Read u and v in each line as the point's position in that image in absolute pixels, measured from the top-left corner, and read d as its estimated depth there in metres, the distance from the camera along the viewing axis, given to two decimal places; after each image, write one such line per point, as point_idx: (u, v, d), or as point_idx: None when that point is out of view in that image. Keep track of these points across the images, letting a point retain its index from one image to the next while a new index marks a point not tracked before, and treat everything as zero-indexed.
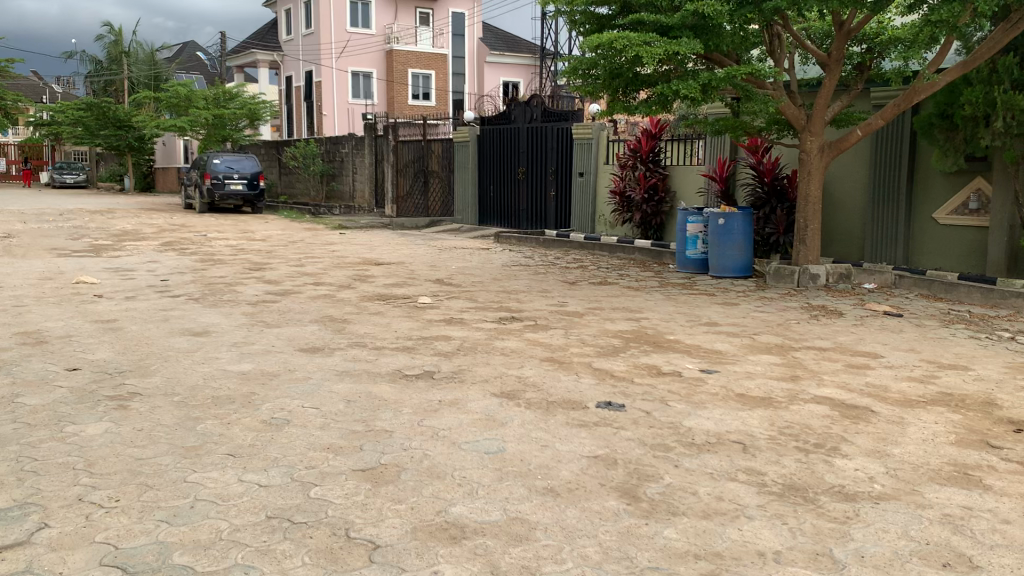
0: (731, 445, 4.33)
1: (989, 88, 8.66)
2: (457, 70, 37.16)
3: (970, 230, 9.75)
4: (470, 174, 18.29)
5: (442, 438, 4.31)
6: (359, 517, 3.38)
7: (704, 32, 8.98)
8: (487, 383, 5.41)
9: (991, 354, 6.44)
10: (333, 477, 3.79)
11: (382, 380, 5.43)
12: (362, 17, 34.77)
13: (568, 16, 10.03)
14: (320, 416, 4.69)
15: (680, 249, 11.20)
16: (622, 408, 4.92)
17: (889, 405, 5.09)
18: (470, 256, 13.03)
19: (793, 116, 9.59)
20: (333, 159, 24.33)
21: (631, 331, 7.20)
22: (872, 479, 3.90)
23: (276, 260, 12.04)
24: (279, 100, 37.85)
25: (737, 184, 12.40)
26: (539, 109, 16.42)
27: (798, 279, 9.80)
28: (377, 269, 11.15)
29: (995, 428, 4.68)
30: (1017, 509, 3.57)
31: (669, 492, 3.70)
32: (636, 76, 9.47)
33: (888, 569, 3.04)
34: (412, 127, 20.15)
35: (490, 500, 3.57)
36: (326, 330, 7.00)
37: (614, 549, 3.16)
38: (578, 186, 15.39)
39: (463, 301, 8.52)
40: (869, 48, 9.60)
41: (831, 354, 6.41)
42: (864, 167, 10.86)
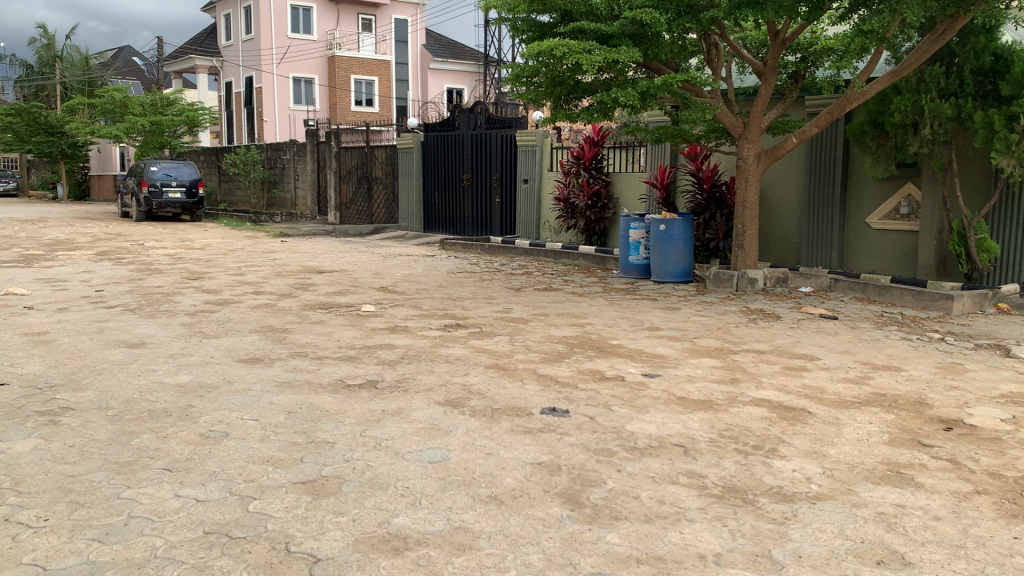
0: (673, 448, 4.37)
1: (917, 96, 8.93)
2: (400, 77, 37.07)
3: (901, 234, 10.02)
4: (414, 180, 18.19)
5: (384, 448, 4.28)
6: (300, 531, 3.33)
7: (643, 40, 9.12)
8: (431, 391, 5.38)
9: (923, 356, 6.63)
10: (273, 491, 3.73)
11: (323, 391, 5.36)
12: (303, 23, 34.28)
13: (510, 23, 10.04)
14: (259, 428, 4.61)
15: (623, 255, 11.30)
16: (566, 414, 4.94)
17: (826, 406, 5.20)
18: (415, 264, 12.95)
19: (730, 124, 9.76)
20: (274, 166, 24.08)
21: (576, 337, 7.23)
22: (809, 479, 3.97)
23: (214, 270, 11.81)
24: (219, 105, 37.22)
25: (678, 192, 12.60)
26: (482, 116, 16.44)
27: (736, 283, 9.94)
28: (319, 277, 11.03)
29: (926, 427, 4.81)
30: (948, 506, 3.68)
31: (612, 497, 3.72)
32: (577, 83, 9.55)
33: (825, 568, 3.09)
34: (355, 134, 20.04)
35: (433, 510, 3.54)
36: (266, 340, 6.90)
37: (557, 556, 3.16)
38: (522, 192, 15.44)
39: (408, 309, 8.47)
40: (803, 58, 9.81)
41: (769, 357, 6.53)
42: (799, 173, 11.11)
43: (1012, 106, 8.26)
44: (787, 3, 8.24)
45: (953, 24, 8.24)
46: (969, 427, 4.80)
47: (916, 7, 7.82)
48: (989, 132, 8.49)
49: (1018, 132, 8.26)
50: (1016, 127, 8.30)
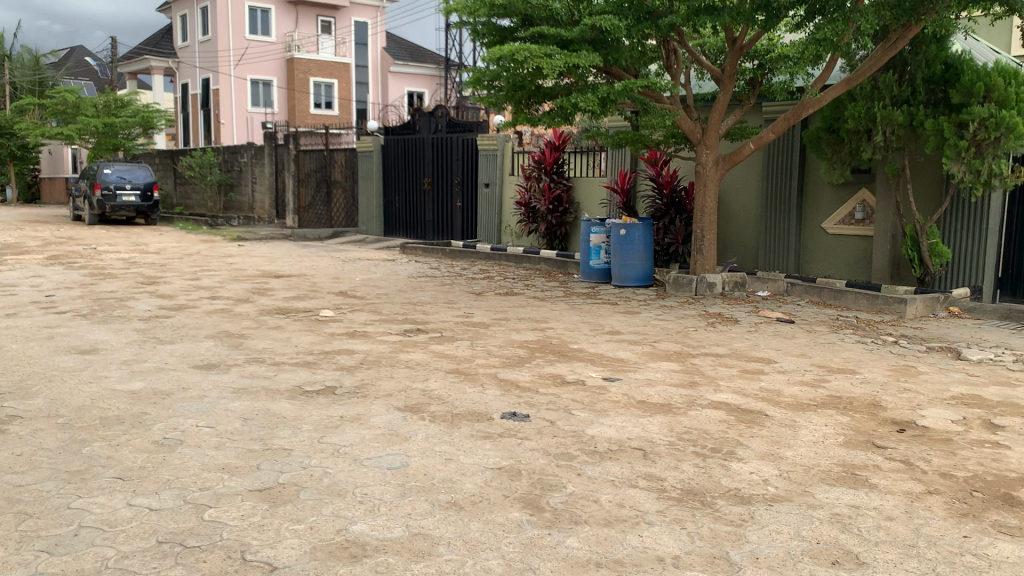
0: (632, 452, 4.39)
1: (871, 104, 9.09)
2: (360, 79, 36.86)
3: (856, 239, 10.21)
4: (374, 184, 18.09)
5: (343, 455, 4.23)
6: (256, 539, 3.28)
7: (603, 46, 9.21)
8: (390, 397, 5.33)
9: (877, 358, 6.74)
10: (228, 499, 3.66)
11: (280, 397, 5.29)
12: (261, 25, 33.94)
13: (470, 27, 10.06)
14: (215, 435, 4.53)
15: (584, 259, 11.35)
16: (526, 419, 4.93)
17: (782, 408, 5.26)
18: (374, 268, 12.86)
19: (689, 130, 9.86)
20: (231, 168, 23.80)
21: (536, 341, 7.23)
22: (766, 482, 4.01)
23: (168, 274, 11.61)
24: (176, 108, 36.67)
25: (638, 197, 12.68)
26: (443, 120, 16.40)
27: (695, 287, 10.03)
28: (277, 282, 10.90)
29: (880, 428, 4.90)
30: (900, 506, 3.74)
31: (572, 501, 3.72)
32: (538, 88, 9.58)
33: (781, 569, 3.13)
34: (314, 137, 19.86)
35: (392, 516, 3.51)
36: (222, 345, 6.79)
37: (517, 561, 3.15)
38: (484, 197, 15.43)
39: (367, 314, 8.41)
40: (760, 65, 9.94)
41: (727, 360, 6.59)
42: (756, 179, 11.26)
43: (961, 114, 8.46)
44: (744, 11, 8.36)
45: (905, 33, 8.39)
46: (922, 428, 4.89)
47: (869, 16, 7.98)
48: (940, 139, 8.68)
49: (968, 139, 8.45)
50: (965, 134, 8.50)
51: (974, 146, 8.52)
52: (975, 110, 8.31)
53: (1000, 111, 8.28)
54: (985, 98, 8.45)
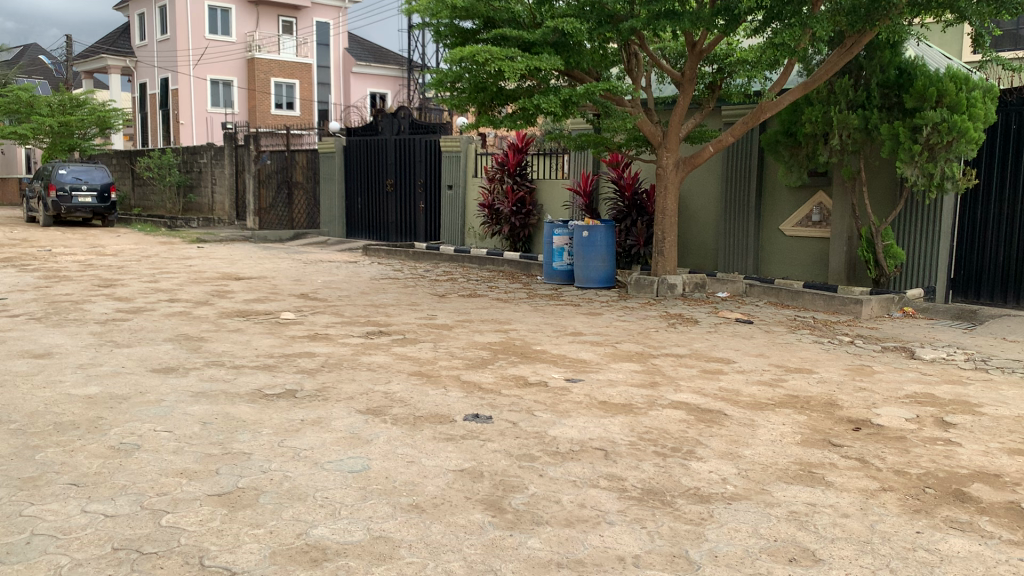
0: (594, 452, 4.41)
1: (827, 107, 9.24)
2: (322, 79, 36.57)
3: (813, 241, 10.37)
4: (336, 186, 17.98)
5: (303, 458, 4.20)
6: (215, 544, 3.24)
7: (565, 48, 9.27)
8: (352, 400, 5.30)
9: (833, 358, 6.86)
10: (186, 504, 3.62)
11: (240, 401, 5.23)
12: (221, 24, 33.51)
13: (433, 28, 10.06)
14: (172, 439, 4.47)
15: (546, 261, 11.39)
16: (489, 420, 4.94)
17: (741, 408, 5.33)
18: (337, 270, 12.77)
19: (650, 133, 9.94)
20: (190, 169, 23.50)
21: (499, 343, 7.24)
22: (725, 480, 4.07)
23: (125, 277, 11.42)
24: (133, 107, 36.10)
25: (600, 199, 12.76)
26: (406, 121, 16.33)
27: (657, 288, 10.10)
28: (237, 284, 10.77)
29: (836, 427, 4.98)
30: (856, 503, 3.81)
31: (533, 502, 3.73)
32: (500, 90, 9.58)
33: (739, 567, 3.17)
34: (275, 138, 19.66)
35: (353, 520, 3.50)
36: (180, 349, 6.71)
37: (478, 563, 3.15)
38: (447, 199, 15.42)
39: (329, 316, 8.35)
40: (720, 69, 9.97)
41: (688, 360, 6.66)
42: (716, 182, 11.40)
43: (915, 119, 8.65)
44: (704, 15, 8.48)
45: (860, 39, 8.55)
46: (876, 427, 4.98)
47: (826, 22, 8.14)
48: (895, 143, 8.87)
49: (921, 144, 8.65)
50: (919, 138, 8.69)
51: (927, 150, 8.71)
52: (928, 116, 8.50)
53: (952, 116, 8.46)
54: (938, 103, 8.64)
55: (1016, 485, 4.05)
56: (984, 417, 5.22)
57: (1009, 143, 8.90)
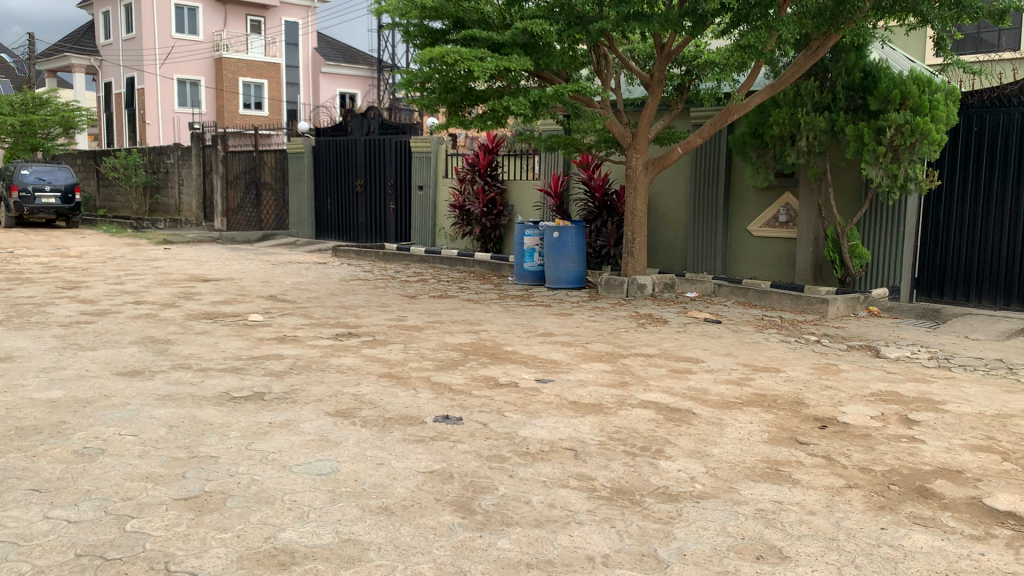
0: (564, 453, 4.42)
1: (794, 109, 9.35)
2: (291, 79, 36.31)
3: (780, 241, 10.49)
4: (305, 186, 17.85)
5: (271, 461, 4.17)
6: (181, 549, 3.21)
7: (534, 50, 9.30)
8: (321, 402, 5.27)
9: (800, 357, 6.94)
10: (152, 508, 3.58)
11: (207, 404, 5.17)
12: (188, 23, 33.09)
13: (403, 28, 10.03)
14: (138, 443, 4.42)
15: (517, 262, 11.39)
16: (459, 421, 4.93)
17: (709, 407, 5.37)
18: (306, 272, 12.68)
19: (619, 134, 9.97)
20: (157, 169, 23.22)
21: (470, 344, 7.23)
22: (693, 479, 4.09)
23: (89, 278, 11.24)
24: (99, 107, 35.56)
25: (571, 200, 12.79)
26: (376, 121, 16.25)
27: (627, 289, 10.15)
28: (204, 286, 10.65)
29: (803, 425, 5.04)
30: (822, 500, 3.86)
31: (503, 503, 3.73)
32: (470, 91, 9.57)
33: (708, 565, 3.19)
34: (243, 138, 19.47)
35: (322, 523, 3.47)
36: (146, 351, 6.62)
37: (448, 564, 3.15)
38: (417, 199, 15.38)
39: (297, 318, 8.28)
40: (688, 71, 10.14)
41: (657, 360, 6.70)
42: (685, 183, 11.48)
43: (879, 120, 8.76)
44: (672, 17, 8.54)
45: (826, 41, 8.64)
46: (842, 425, 5.04)
47: (791, 25, 8.24)
48: (860, 145, 8.99)
49: (885, 145, 8.77)
50: (883, 140, 8.82)
51: (892, 151, 8.83)
52: (892, 117, 8.63)
53: (915, 118, 8.60)
54: (902, 105, 8.77)
55: (977, 481, 4.12)
56: (947, 414, 5.31)
57: (971, 144, 9.06)
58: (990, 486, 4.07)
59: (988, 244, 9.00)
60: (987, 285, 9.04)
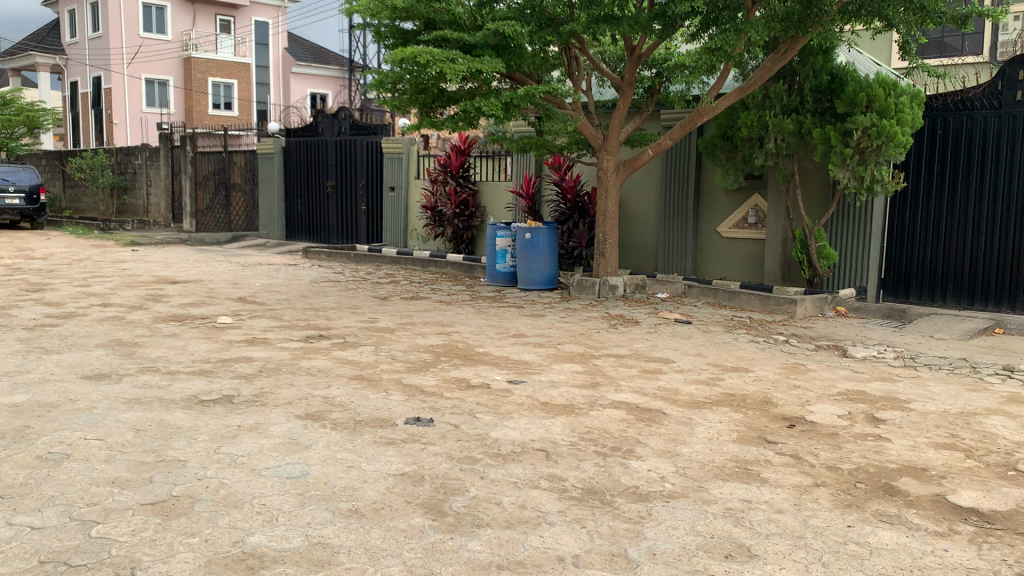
0: (535, 453, 4.44)
1: (763, 112, 9.44)
2: (261, 80, 36.03)
3: (749, 243, 10.59)
4: (275, 187, 17.73)
5: (240, 465, 4.14)
6: (147, 554, 3.17)
7: (506, 51, 9.32)
8: (291, 405, 5.24)
9: (769, 356, 7.01)
10: (117, 514, 3.53)
11: (175, 407, 5.12)
12: (156, 22, 32.74)
13: (374, 29, 10.00)
14: (104, 447, 4.36)
15: (489, 263, 11.39)
16: (430, 423, 4.92)
17: (679, 407, 5.41)
18: (275, 273, 12.57)
19: (590, 136, 10.01)
20: (124, 170, 22.93)
21: (442, 345, 7.22)
22: (663, 478, 4.12)
23: (55, 281, 11.07)
24: (65, 106, 35.03)
25: (543, 201, 12.83)
26: (347, 122, 16.18)
27: (598, 290, 10.18)
28: (172, 288, 10.53)
29: (771, 424, 5.09)
30: (789, 499, 3.90)
31: (474, 505, 3.73)
32: (442, 92, 9.56)
33: (677, 564, 3.22)
34: (213, 138, 19.29)
35: (291, 526, 3.45)
36: (113, 354, 6.54)
37: (418, 567, 3.14)
38: (389, 200, 15.34)
39: (267, 320, 8.22)
40: (658, 73, 10.19)
41: (628, 360, 6.74)
42: (655, 184, 11.55)
43: (846, 123, 8.88)
44: (642, 20, 8.61)
45: (794, 44, 8.73)
46: (810, 424, 5.10)
47: (761, 28, 8.30)
48: (827, 147, 9.10)
49: (852, 147, 8.88)
50: (850, 142, 8.94)
51: (858, 153, 8.95)
52: (859, 120, 8.74)
53: (881, 121, 8.72)
54: (868, 107, 8.88)
55: (942, 478, 4.19)
56: (912, 412, 5.39)
57: (935, 147, 9.21)
58: (954, 483, 4.13)
59: (952, 245, 9.14)
60: (952, 285, 9.18)
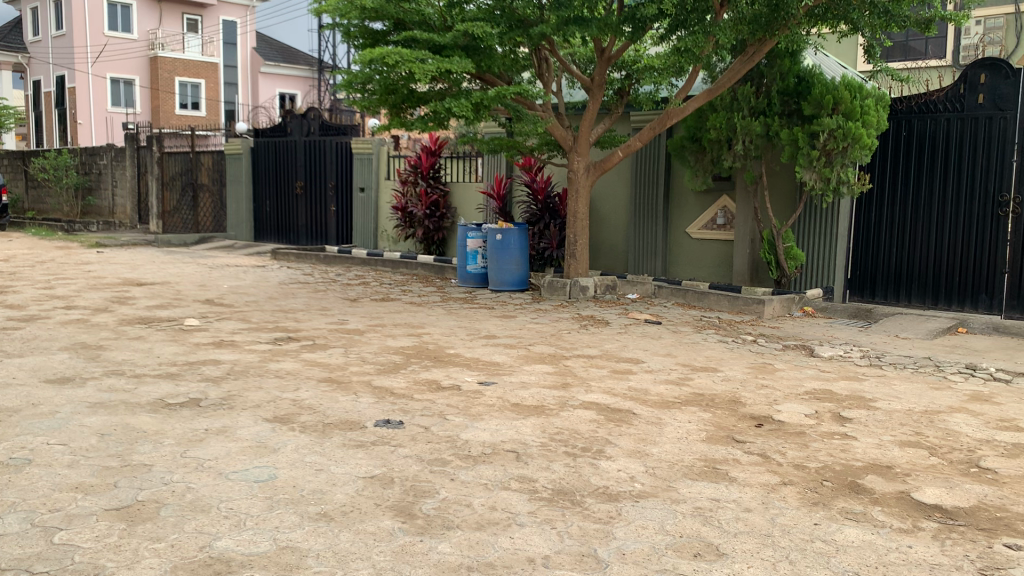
0: (505, 455, 4.43)
1: (731, 114, 9.52)
2: (230, 79, 35.71)
3: (718, 243, 10.68)
4: (244, 187, 17.58)
5: (207, 469, 4.09)
6: (112, 561, 3.12)
7: (476, 52, 9.31)
8: (259, 408, 5.19)
9: (737, 356, 7.07)
10: (81, 520, 3.47)
11: (140, 411, 5.06)
12: (122, 21, 32.32)
13: (343, 29, 9.95)
14: (67, 452, 4.29)
15: (460, 264, 11.36)
16: (400, 425, 4.90)
17: (649, 407, 5.44)
18: (244, 275, 12.46)
19: (560, 137, 10.02)
20: (89, 171, 22.62)
21: (412, 347, 7.19)
22: (633, 478, 4.14)
23: (16, 283, 10.88)
24: (28, 106, 34.44)
25: (513, 202, 12.84)
26: (316, 122, 16.08)
27: (569, 291, 10.20)
28: (138, 290, 10.39)
29: (739, 424, 5.13)
30: (757, 497, 3.93)
31: (444, 507, 3.72)
32: (411, 92, 9.54)
33: (646, 564, 3.23)
34: (180, 138, 19.07)
35: (259, 530, 3.42)
36: (77, 358, 6.44)
37: (388, 569, 3.13)
38: (358, 201, 15.26)
39: (235, 323, 8.14)
40: (628, 75, 10.24)
41: (598, 361, 6.76)
42: (625, 185, 11.61)
43: (813, 125, 8.98)
44: (611, 22, 8.69)
45: (761, 47, 8.81)
46: (778, 423, 5.15)
47: (728, 31, 8.36)
48: (794, 149, 9.20)
49: (819, 149, 8.99)
50: (817, 144, 9.05)
51: (825, 155, 9.05)
52: (825, 122, 8.84)
53: (847, 123, 8.82)
54: (834, 109, 8.99)
55: (906, 476, 4.25)
56: (878, 411, 5.46)
57: (899, 149, 9.35)
58: (918, 480, 4.20)
59: (917, 245, 9.28)
60: (917, 285, 9.31)
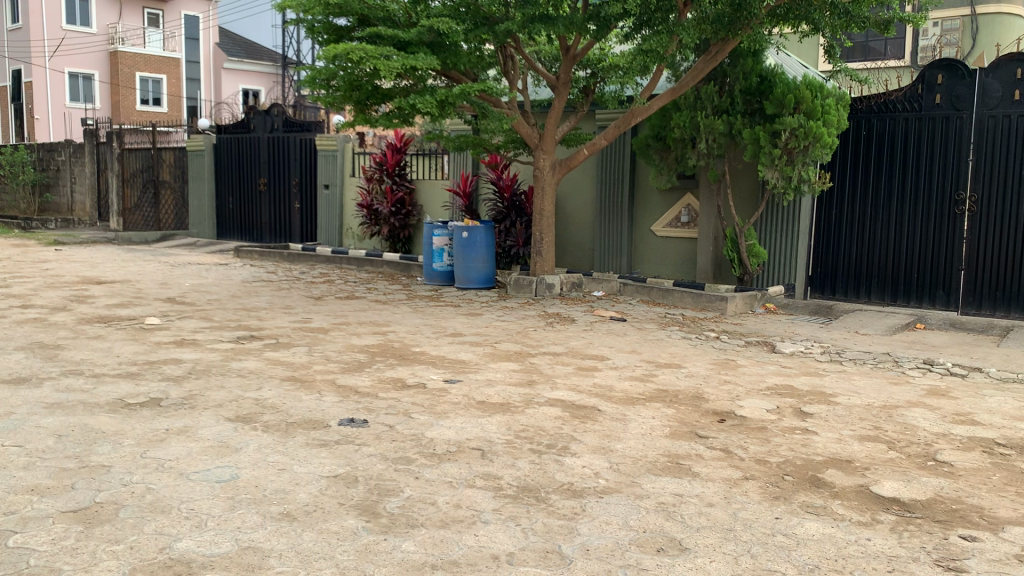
0: (471, 453, 4.43)
1: (694, 113, 9.59)
2: (191, 75, 35.29)
3: (682, 241, 10.77)
4: (206, 184, 17.37)
5: (167, 469, 4.04)
6: (69, 563, 3.07)
7: (441, 49, 9.27)
8: (221, 407, 5.13)
9: (700, 353, 7.14)
10: (36, 522, 3.41)
11: (99, 412, 4.98)
12: (81, 14, 31.72)
13: (307, 24, 9.86)
14: (23, 454, 4.21)
15: (426, 261, 11.33)
16: (364, 424, 4.88)
17: (614, 403, 5.47)
18: (206, 273, 12.30)
19: (526, 135, 10.02)
20: (46, 167, 22.22)
21: (377, 345, 7.16)
22: (597, 474, 4.16)
23: None
24: None
25: (480, 199, 12.83)
26: (280, 119, 15.92)
27: (536, 288, 10.22)
28: (97, 289, 10.22)
29: (702, 419, 5.18)
30: (720, 492, 3.98)
31: (408, 505, 3.71)
32: (376, 89, 9.48)
33: (609, 559, 3.25)
34: (140, 134, 18.79)
35: (220, 530, 3.39)
36: (33, 358, 6.32)
37: (351, 569, 3.11)
38: (323, 198, 15.14)
39: (197, 321, 8.04)
40: (592, 73, 10.29)
41: (564, 358, 6.79)
42: (591, 183, 11.66)
43: (775, 124, 9.09)
44: (577, 20, 8.72)
45: (724, 47, 8.87)
46: (740, 418, 5.20)
47: (691, 31, 8.43)
48: (756, 147, 9.30)
49: (780, 147, 9.08)
50: (778, 143, 9.14)
51: (786, 153, 9.15)
52: (787, 121, 8.94)
53: (808, 122, 8.94)
54: (796, 108, 9.09)
55: (865, 470, 4.32)
56: (838, 406, 5.55)
57: (859, 148, 9.49)
58: (877, 474, 4.27)
59: (876, 242, 9.43)
60: (876, 282, 9.47)
